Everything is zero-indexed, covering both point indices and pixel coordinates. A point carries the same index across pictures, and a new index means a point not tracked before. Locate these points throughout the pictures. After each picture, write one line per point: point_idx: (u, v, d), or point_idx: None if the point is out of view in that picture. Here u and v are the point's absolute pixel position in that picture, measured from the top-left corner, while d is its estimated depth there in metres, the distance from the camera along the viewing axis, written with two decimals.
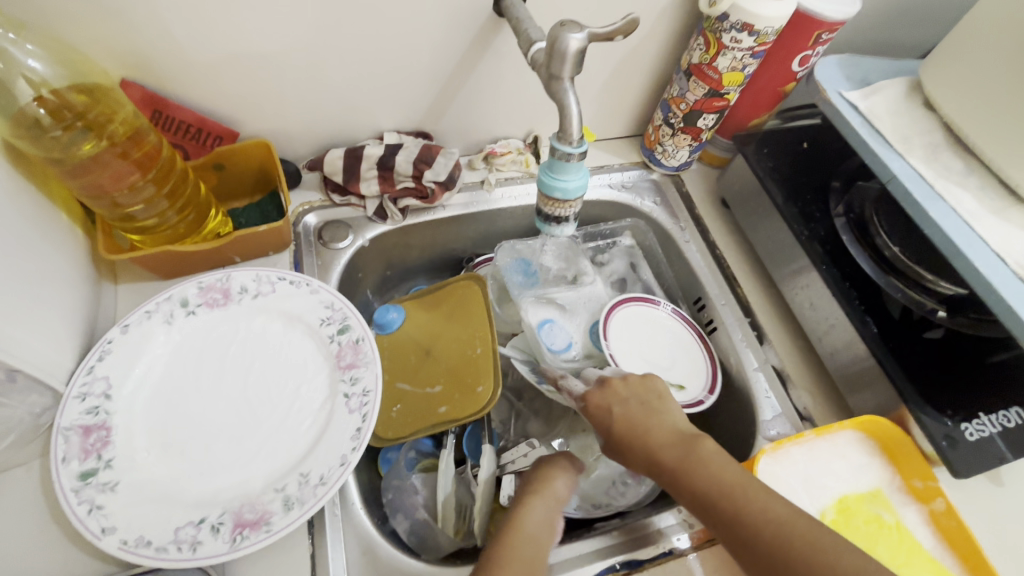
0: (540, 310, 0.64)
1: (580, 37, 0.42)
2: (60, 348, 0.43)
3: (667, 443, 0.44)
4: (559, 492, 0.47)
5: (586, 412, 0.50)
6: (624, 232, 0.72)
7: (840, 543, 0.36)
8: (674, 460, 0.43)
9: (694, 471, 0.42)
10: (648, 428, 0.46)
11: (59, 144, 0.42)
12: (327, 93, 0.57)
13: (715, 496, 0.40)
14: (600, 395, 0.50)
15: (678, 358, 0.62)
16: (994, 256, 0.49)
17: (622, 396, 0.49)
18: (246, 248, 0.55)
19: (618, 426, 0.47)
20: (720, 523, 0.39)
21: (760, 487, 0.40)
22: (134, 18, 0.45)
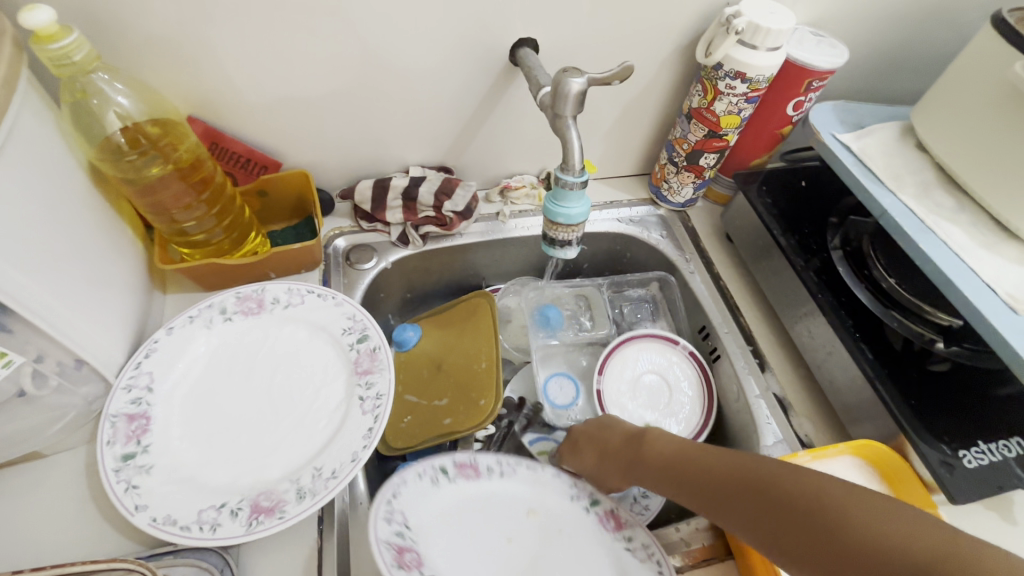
0: (548, 362, 0.70)
1: (580, 81, 0.47)
2: (114, 344, 0.48)
3: (622, 440, 0.50)
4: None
5: (560, 454, 0.56)
6: (652, 283, 0.75)
7: (792, 467, 0.39)
8: (629, 454, 0.49)
9: (645, 458, 0.47)
10: (605, 436, 0.52)
11: (134, 167, 0.49)
12: (362, 130, 0.64)
13: (672, 470, 0.45)
14: (567, 440, 0.55)
15: (673, 401, 0.65)
16: (985, 288, 0.51)
17: (582, 427, 0.55)
18: (281, 265, 0.60)
19: (584, 448, 0.53)
20: (686, 489, 0.44)
21: (701, 451, 0.45)
22: (202, 65, 0.53)
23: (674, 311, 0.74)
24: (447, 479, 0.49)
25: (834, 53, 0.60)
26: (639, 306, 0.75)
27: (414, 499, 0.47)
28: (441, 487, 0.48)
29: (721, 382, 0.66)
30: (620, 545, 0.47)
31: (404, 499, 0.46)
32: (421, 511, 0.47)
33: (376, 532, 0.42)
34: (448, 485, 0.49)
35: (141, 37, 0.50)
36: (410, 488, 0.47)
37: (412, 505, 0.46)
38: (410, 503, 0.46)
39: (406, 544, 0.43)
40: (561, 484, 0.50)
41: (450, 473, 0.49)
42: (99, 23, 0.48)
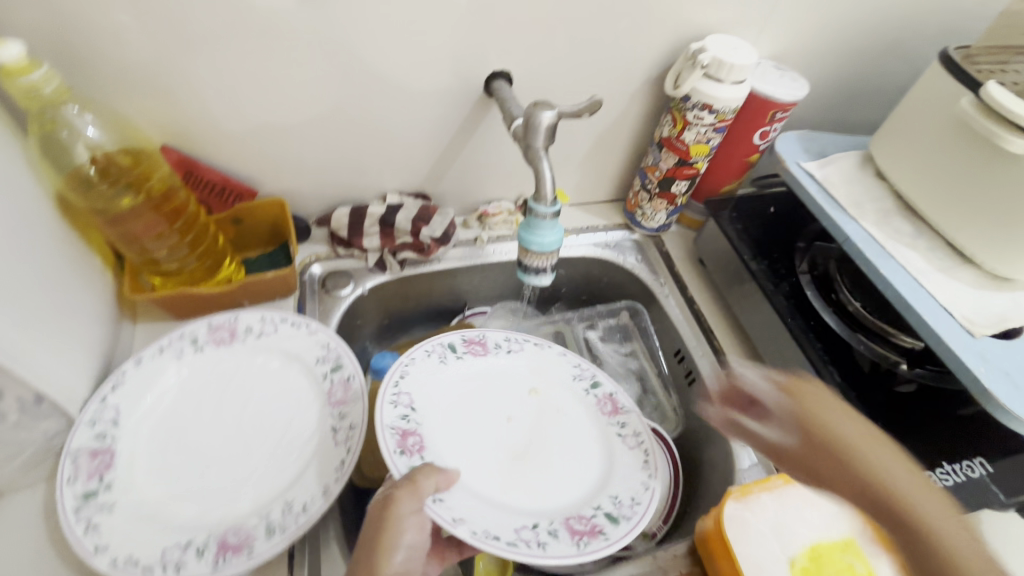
0: None
1: (550, 115, 0.48)
2: (78, 378, 0.47)
3: (835, 417, 0.45)
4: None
5: (725, 391, 0.52)
6: (622, 311, 0.77)
7: (961, 535, 0.37)
8: (819, 432, 0.44)
9: (826, 440, 0.44)
10: (818, 405, 0.46)
11: (104, 197, 0.49)
12: (339, 158, 0.65)
13: (839, 459, 0.42)
14: (729, 387, 0.52)
15: None
16: (943, 311, 0.53)
17: (808, 386, 0.47)
18: (255, 293, 0.60)
19: (790, 402, 0.47)
20: (833, 481, 0.42)
21: (882, 458, 0.42)
22: (176, 94, 0.53)
23: (645, 337, 0.75)
24: (454, 354, 0.59)
25: (795, 86, 0.63)
26: (611, 333, 0.77)
27: (423, 374, 0.56)
28: (448, 359, 0.59)
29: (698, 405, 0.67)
30: (613, 427, 0.57)
31: (410, 380, 0.55)
32: (434, 380, 0.56)
33: (382, 417, 0.49)
34: (454, 359, 0.59)
35: (114, 68, 0.50)
36: (418, 365, 0.56)
37: (418, 383, 0.55)
38: (416, 381, 0.55)
39: (410, 429, 0.51)
40: (568, 368, 0.62)
41: (458, 348, 0.60)
42: (70, 54, 0.48)
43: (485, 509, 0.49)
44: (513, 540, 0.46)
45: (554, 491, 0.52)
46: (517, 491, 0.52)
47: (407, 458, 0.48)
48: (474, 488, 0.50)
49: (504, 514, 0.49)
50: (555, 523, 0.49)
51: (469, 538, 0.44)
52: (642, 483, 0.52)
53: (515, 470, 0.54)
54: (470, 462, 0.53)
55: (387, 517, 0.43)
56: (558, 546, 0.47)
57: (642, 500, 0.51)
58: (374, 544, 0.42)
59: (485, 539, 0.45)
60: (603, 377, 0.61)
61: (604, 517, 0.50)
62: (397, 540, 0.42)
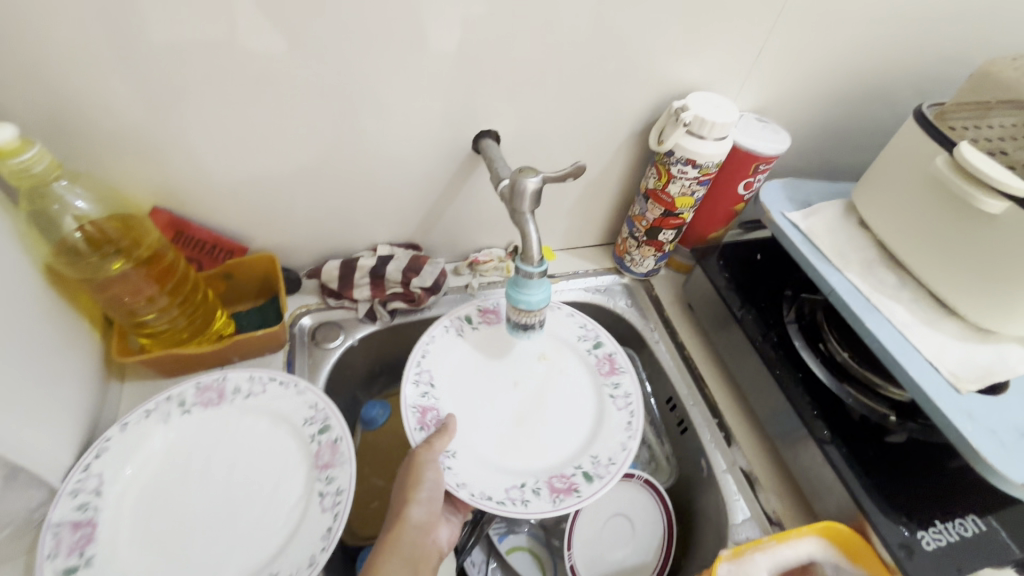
0: None
1: (535, 180, 0.49)
2: (61, 446, 0.46)
3: None
4: (413, 519, 0.51)
5: None
6: None
7: None
8: None
9: None
10: None
11: (92, 266, 0.49)
12: (330, 212, 0.66)
13: None
14: None
15: (640, 535, 0.64)
16: (929, 366, 0.53)
17: None
18: (243, 350, 0.60)
19: None
20: None
21: None
22: (167, 156, 0.54)
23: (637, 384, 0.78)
24: (470, 326, 0.69)
25: (776, 139, 0.65)
26: None
27: (441, 348, 0.66)
28: (464, 331, 0.68)
29: (690, 455, 0.67)
30: (607, 386, 0.65)
31: (430, 358, 0.65)
32: (452, 348, 0.66)
33: (404, 398, 0.60)
34: (471, 330, 0.69)
35: (107, 134, 0.51)
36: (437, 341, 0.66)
37: (438, 358, 0.65)
38: (436, 358, 0.65)
39: (429, 405, 0.61)
40: (576, 328, 0.69)
41: (473, 320, 0.70)
42: (64, 123, 0.48)
43: (487, 470, 0.58)
44: (503, 499, 0.55)
45: (549, 450, 0.61)
46: (518, 451, 0.61)
47: (426, 432, 0.58)
48: (482, 448, 0.60)
49: (499, 474, 0.58)
50: (542, 481, 0.58)
51: (469, 499, 0.54)
52: (623, 443, 0.60)
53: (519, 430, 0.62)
54: (483, 425, 0.62)
55: (414, 466, 0.54)
56: (540, 502, 0.55)
57: (618, 460, 0.58)
58: (406, 484, 0.53)
59: (480, 500, 0.54)
60: (606, 338, 0.68)
61: (581, 475, 0.58)
62: (424, 477, 0.53)
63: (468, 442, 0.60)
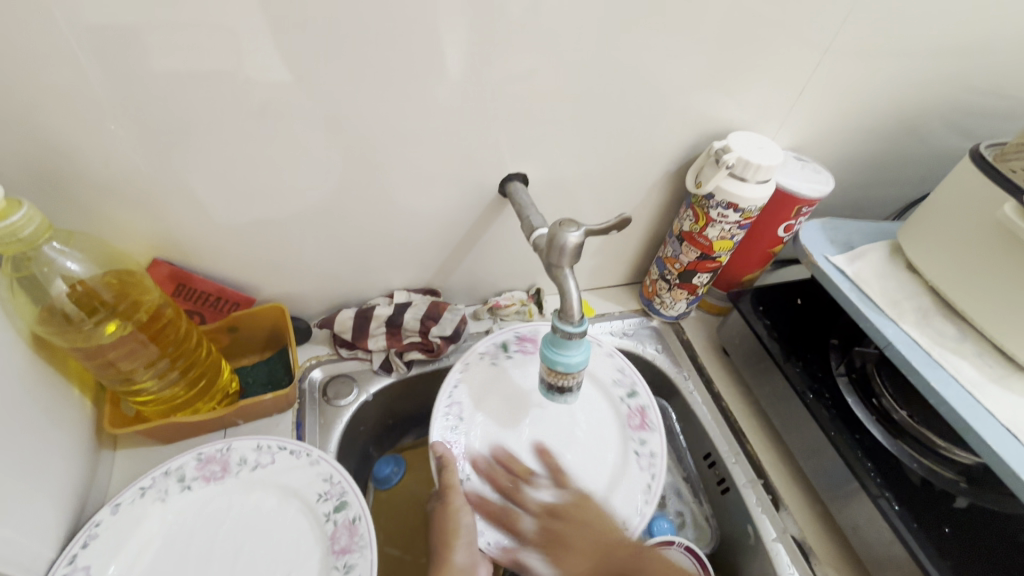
0: None
1: (577, 234, 0.45)
2: (44, 538, 0.41)
3: None
4: (458, 565, 0.49)
5: None
6: None
7: None
8: None
9: None
10: None
11: (83, 334, 0.44)
12: (345, 259, 0.61)
13: None
14: None
15: None
16: (1005, 431, 0.49)
17: None
18: (249, 412, 0.55)
19: None
20: None
21: None
22: (171, 205, 0.50)
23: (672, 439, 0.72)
24: (505, 353, 0.65)
25: (819, 180, 0.61)
26: None
27: (476, 376, 0.63)
28: (499, 359, 0.65)
29: (733, 518, 0.62)
30: (634, 441, 0.59)
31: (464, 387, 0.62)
32: (484, 379, 0.63)
33: (434, 431, 0.58)
34: (506, 358, 0.65)
35: (105, 183, 0.46)
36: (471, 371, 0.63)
37: (471, 389, 0.62)
38: (469, 388, 0.62)
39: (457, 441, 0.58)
40: (612, 370, 0.65)
41: (511, 347, 0.66)
42: (54, 172, 0.44)
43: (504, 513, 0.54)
44: (516, 550, 0.52)
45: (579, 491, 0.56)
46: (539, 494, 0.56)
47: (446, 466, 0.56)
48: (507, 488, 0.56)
49: (517, 521, 0.54)
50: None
51: (484, 547, 0.52)
52: (640, 508, 0.55)
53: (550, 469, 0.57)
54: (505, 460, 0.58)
55: (448, 514, 0.51)
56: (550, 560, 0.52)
57: (632, 525, 0.54)
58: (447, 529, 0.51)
59: (493, 549, 0.52)
60: (642, 389, 0.63)
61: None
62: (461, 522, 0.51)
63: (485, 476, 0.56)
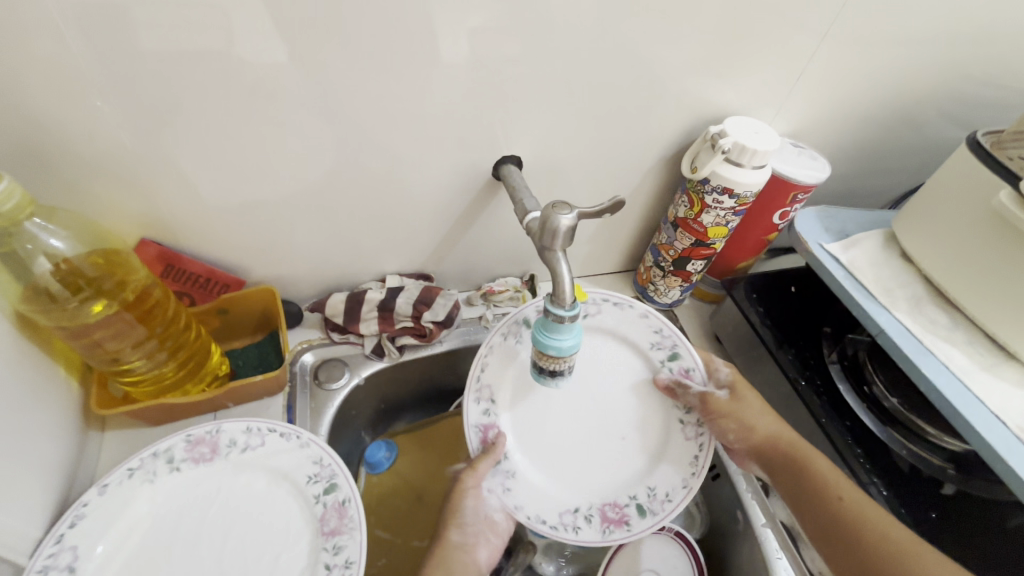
0: None
1: (569, 217, 0.45)
2: (30, 518, 0.41)
3: None
4: (453, 542, 0.52)
5: None
6: None
7: None
8: None
9: None
10: None
11: (67, 314, 0.43)
12: (336, 243, 0.61)
13: None
14: None
15: None
16: (994, 419, 0.49)
17: None
18: (240, 394, 0.55)
19: None
20: None
21: None
22: (157, 185, 0.49)
23: None
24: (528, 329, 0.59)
25: (816, 166, 0.61)
26: None
27: (502, 358, 0.58)
28: (523, 336, 0.59)
29: (724, 504, 0.62)
30: (677, 411, 0.57)
31: (490, 371, 0.58)
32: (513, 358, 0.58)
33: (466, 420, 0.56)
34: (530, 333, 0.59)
35: (90, 162, 0.46)
36: (496, 352, 0.58)
37: (500, 372, 0.58)
38: (496, 371, 0.58)
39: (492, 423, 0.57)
40: (647, 331, 0.59)
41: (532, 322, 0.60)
42: (39, 149, 0.43)
43: (544, 489, 0.56)
44: (555, 524, 0.54)
45: (613, 464, 0.56)
46: (579, 466, 0.57)
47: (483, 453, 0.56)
48: (547, 464, 0.57)
49: (558, 494, 0.55)
50: (595, 507, 0.55)
51: (525, 522, 0.53)
52: (684, 481, 0.54)
53: (585, 442, 0.57)
54: (541, 434, 0.58)
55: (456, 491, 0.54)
56: (589, 531, 0.54)
57: (676, 498, 0.54)
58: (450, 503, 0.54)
59: (534, 524, 0.53)
60: (685, 350, 0.57)
61: (635, 507, 0.54)
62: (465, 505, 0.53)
63: (520, 452, 0.57)
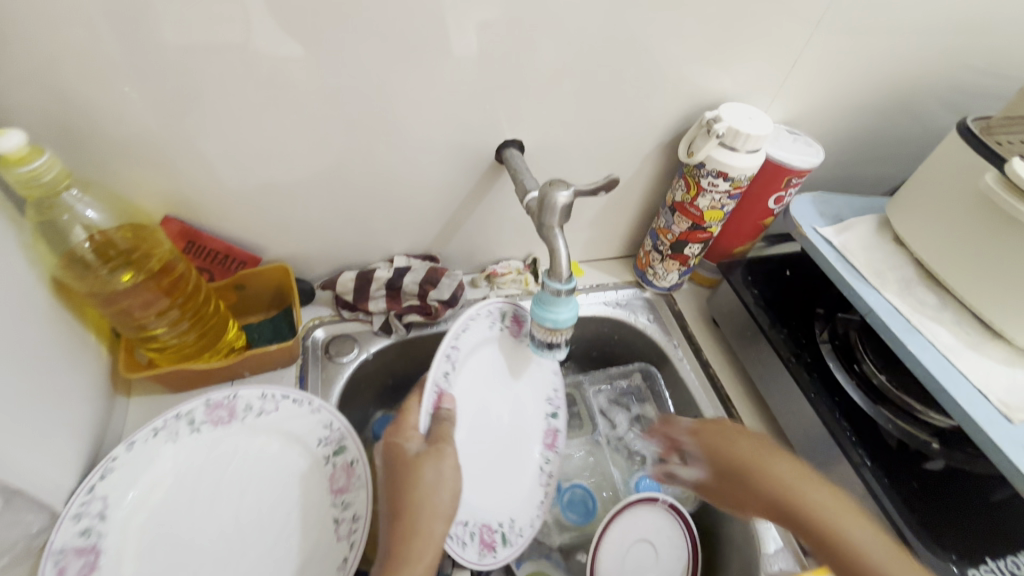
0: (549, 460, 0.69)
1: (566, 194, 0.47)
2: (64, 468, 0.44)
3: None
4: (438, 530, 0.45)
5: None
6: (635, 372, 0.75)
7: None
8: None
9: None
10: None
11: (100, 280, 0.47)
12: (346, 224, 0.64)
13: None
14: None
15: (665, 561, 0.61)
16: (977, 394, 0.51)
17: None
18: (256, 364, 0.58)
19: None
20: None
21: None
22: (180, 164, 0.52)
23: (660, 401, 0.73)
24: (502, 322, 0.64)
25: (810, 152, 0.62)
26: (626, 398, 0.75)
27: (476, 334, 0.61)
28: (496, 326, 0.63)
29: None
30: (543, 459, 0.65)
31: (465, 337, 0.60)
32: (479, 340, 0.62)
33: (432, 375, 0.55)
34: (500, 327, 0.64)
35: (118, 142, 0.49)
36: (478, 322, 0.61)
37: (470, 342, 0.60)
38: (469, 340, 0.60)
39: (444, 391, 0.56)
40: (547, 388, 0.68)
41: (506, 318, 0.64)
42: (70, 129, 0.46)
43: None
44: (450, 531, 0.53)
45: (493, 489, 0.61)
46: (469, 480, 0.59)
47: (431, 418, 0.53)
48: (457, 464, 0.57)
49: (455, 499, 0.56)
50: (478, 524, 0.57)
51: None
52: (534, 519, 0.61)
53: (481, 457, 0.61)
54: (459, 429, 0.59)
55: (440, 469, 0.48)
56: (470, 549, 0.55)
57: (527, 533, 0.60)
58: (416, 496, 0.46)
59: None
60: (561, 413, 0.68)
61: (501, 535, 0.58)
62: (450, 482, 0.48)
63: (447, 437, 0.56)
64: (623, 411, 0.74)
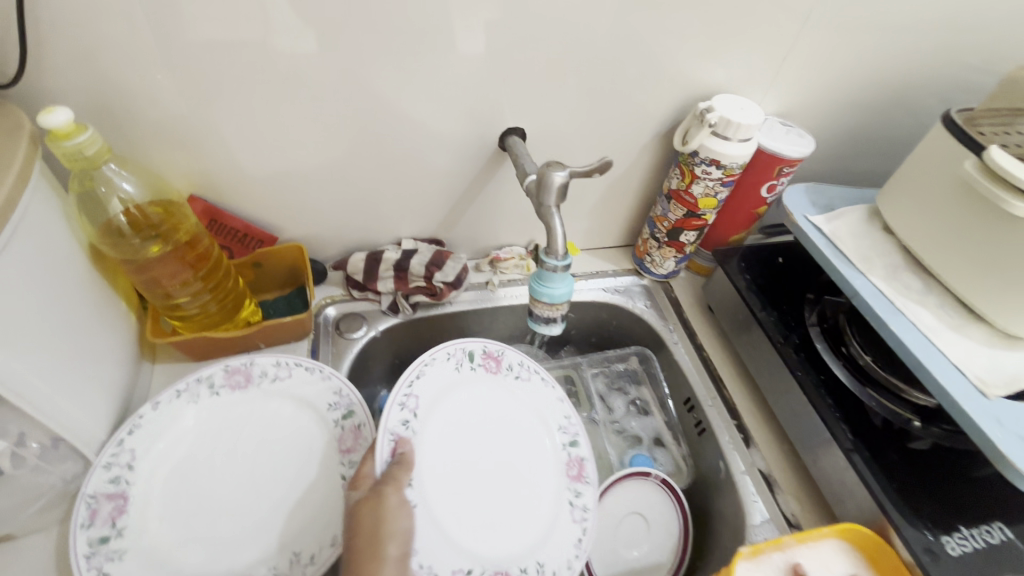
0: None
1: (562, 174, 0.50)
2: (98, 422, 0.48)
3: None
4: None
5: None
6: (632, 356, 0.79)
7: None
8: None
9: None
10: None
11: (134, 249, 0.51)
12: (357, 208, 0.67)
13: None
14: None
15: (654, 531, 0.63)
16: (955, 370, 0.53)
17: None
18: (271, 336, 0.62)
19: None
20: None
21: None
22: (205, 148, 0.56)
23: (656, 383, 0.76)
24: (471, 363, 0.61)
25: (802, 142, 0.65)
26: (623, 380, 0.78)
27: (439, 376, 0.59)
28: (462, 367, 0.61)
29: (709, 455, 0.67)
30: (569, 492, 0.56)
31: (422, 382, 0.58)
32: (443, 380, 0.59)
33: (385, 423, 0.53)
34: (470, 368, 0.61)
35: (150, 127, 0.53)
36: (437, 366, 0.59)
37: (431, 385, 0.58)
38: (428, 384, 0.58)
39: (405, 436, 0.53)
40: (560, 416, 0.61)
41: (476, 358, 0.62)
42: (108, 115, 0.51)
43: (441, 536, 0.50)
44: None
45: (508, 534, 0.53)
46: (473, 526, 0.52)
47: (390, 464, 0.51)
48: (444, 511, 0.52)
49: (452, 546, 0.50)
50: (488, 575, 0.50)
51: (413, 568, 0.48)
52: (570, 560, 0.53)
53: (488, 500, 0.54)
54: (444, 475, 0.54)
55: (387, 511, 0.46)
56: None
57: None
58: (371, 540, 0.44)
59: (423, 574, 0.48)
60: (583, 439, 0.60)
61: None
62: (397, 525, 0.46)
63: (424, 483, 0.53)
64: (620, 392, 0.77)
